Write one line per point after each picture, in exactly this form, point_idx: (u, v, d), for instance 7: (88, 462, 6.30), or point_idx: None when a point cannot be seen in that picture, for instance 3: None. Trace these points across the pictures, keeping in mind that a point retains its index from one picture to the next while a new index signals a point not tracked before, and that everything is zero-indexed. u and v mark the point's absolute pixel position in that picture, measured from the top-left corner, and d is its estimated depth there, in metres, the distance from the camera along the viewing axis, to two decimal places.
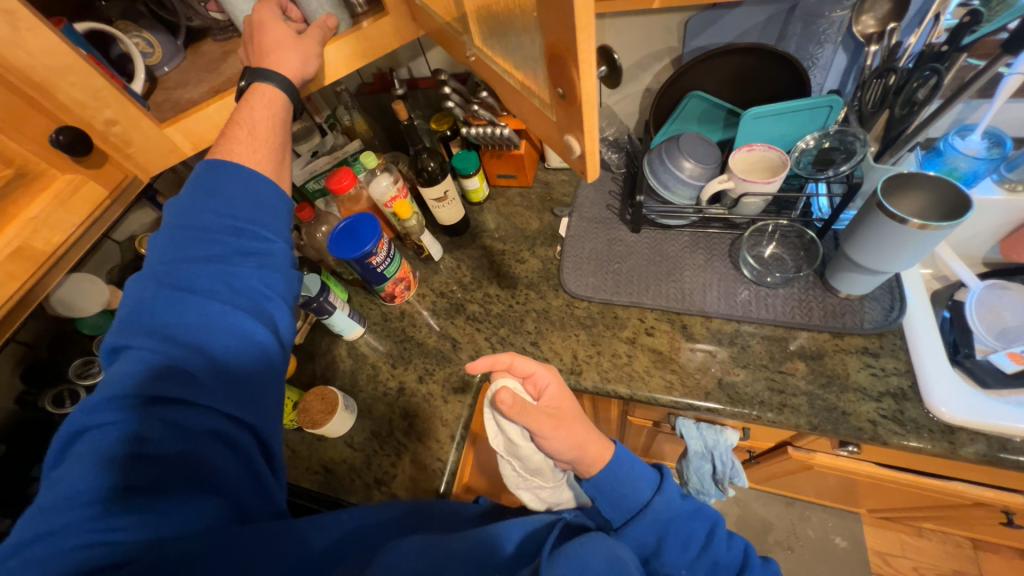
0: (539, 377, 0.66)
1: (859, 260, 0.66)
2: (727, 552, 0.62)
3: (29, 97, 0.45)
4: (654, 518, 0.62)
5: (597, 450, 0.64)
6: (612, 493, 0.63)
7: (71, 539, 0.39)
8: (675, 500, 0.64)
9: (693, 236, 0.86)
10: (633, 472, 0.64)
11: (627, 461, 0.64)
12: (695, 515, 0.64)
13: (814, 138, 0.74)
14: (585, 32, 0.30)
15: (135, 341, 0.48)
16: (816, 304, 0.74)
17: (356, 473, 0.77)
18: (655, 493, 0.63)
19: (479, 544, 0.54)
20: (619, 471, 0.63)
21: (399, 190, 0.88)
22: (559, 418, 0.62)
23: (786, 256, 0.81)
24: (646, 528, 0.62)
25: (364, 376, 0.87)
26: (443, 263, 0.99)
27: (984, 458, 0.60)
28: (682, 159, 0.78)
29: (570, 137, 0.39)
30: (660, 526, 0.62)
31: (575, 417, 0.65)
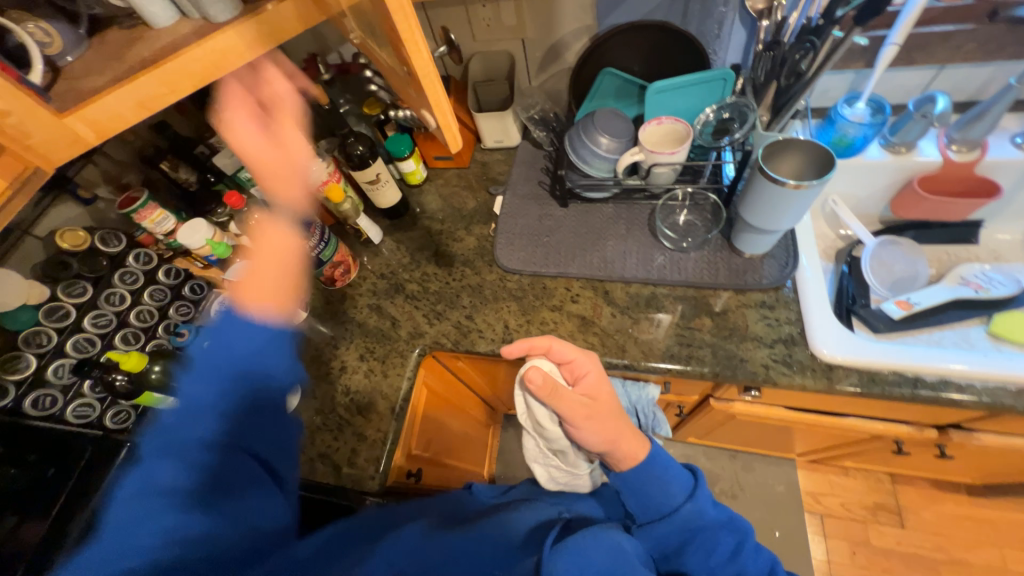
0: (582, 363, 0.67)
1: (754, 224, 0.73)
2: (755, 563, 0.63)
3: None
4: (680, 523, 0.64)
5: (630, 448, 0.65)
6: (643, 494, 0.64)
7: (131, 549, 0.49)
8: (707, 508, 0.65)
9: (616, 207, 0.91)
10: (667, 479, 0.64)
11: (660, 463, 0.65)
12: (728, 529, 0.65)
13: (713, 110, 0.79)
14: (409, 25, 0.39)
15: (170, 415, 0.56)
16: (722, 265, 0.81)
17: (300, 448, 0.80)
18: (687, 500, 0.64)
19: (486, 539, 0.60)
20: (651, 473, 0.64)
21: (332, 174, 0.89)
22: (593, 403, 0.65)
23: (696, 222, 0.86)
24: (670, 531, 0.64)
25: (307, 358, 0.90)
26: (384, 245, 1.02)
27: (857, 391, 0.68)
28: (598, 134, 0.82)
29: (426, 110, 0.50)
30: (684, 531, 0.64)
31: (611, 410, 0.66)
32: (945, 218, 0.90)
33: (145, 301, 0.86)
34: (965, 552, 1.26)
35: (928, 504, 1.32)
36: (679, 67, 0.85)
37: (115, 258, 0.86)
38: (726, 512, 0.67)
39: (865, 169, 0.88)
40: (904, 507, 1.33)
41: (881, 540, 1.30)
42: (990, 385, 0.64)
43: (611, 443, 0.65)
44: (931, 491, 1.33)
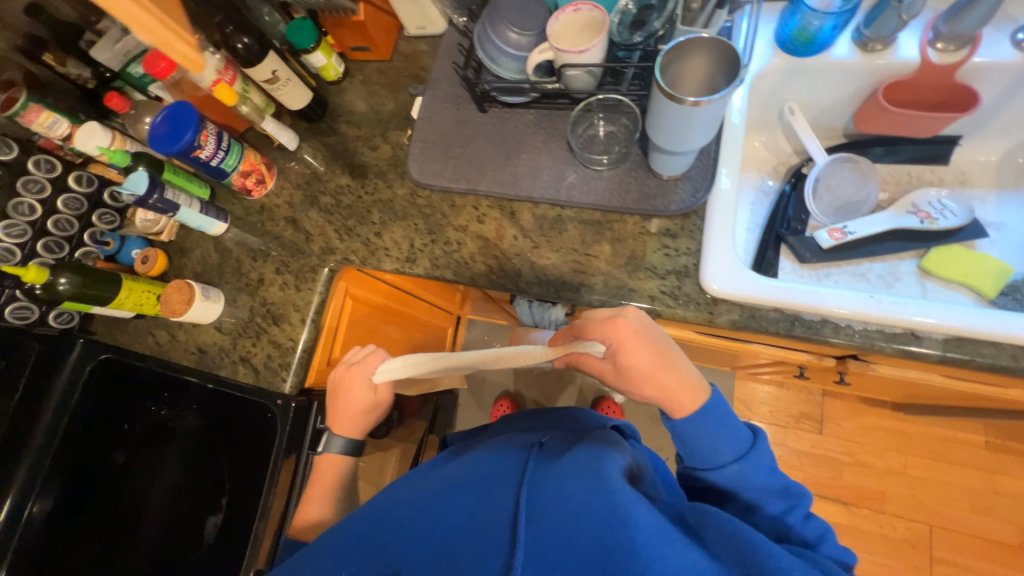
0: (609, 338, 0.62)
1: (661, 144, 0.65)
2: (804, 530, 0.62)
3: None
4: (726, 478, 0.63)
5: (676, 405, 0.63)
6: (691, 444, 0.64)
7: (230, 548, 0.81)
8: (756, 471, 0.63)
9: (537, 114, 0.82)
10: (723, 432, 0.64)
11: (718, 415, 0.63)
12: (782, 492, 0.64)
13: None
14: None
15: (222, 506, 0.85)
16: (633, 187, 0.74)
17: (224, 352, 0.88)
18: (737, 460, 0.63)
19: (482, 466, 0.65)
20: (705, 424, 0.63)
21: (223, 74, 0.80)
22: (626, 365, 0.62)
23: (617, 133, 0.77)
24: (716, 485, 0.64)
25: (229, 269, 0.93)
26: (301, 153, 0.96)
27: (736, 325, 0.67)
28: (506, 29, 0.71)
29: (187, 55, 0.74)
30: (725, 481, 0.63)
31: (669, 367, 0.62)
32: (912, 134, 0.78)
33: (61, 211, 0.88)
34: (874, 457, 1.36)
35: (851, 416, 1.40)
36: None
37: (12, 165, 0.83)
38: (782, 479, 0.65)
39: (829, 72, 0.74)
40: (827, 417, 1.41)
41: (798, 443, 1.41)
42: (870, 328, 0.63)
43: (659, 397, 0.64)
44: (857, 404, 1.39)
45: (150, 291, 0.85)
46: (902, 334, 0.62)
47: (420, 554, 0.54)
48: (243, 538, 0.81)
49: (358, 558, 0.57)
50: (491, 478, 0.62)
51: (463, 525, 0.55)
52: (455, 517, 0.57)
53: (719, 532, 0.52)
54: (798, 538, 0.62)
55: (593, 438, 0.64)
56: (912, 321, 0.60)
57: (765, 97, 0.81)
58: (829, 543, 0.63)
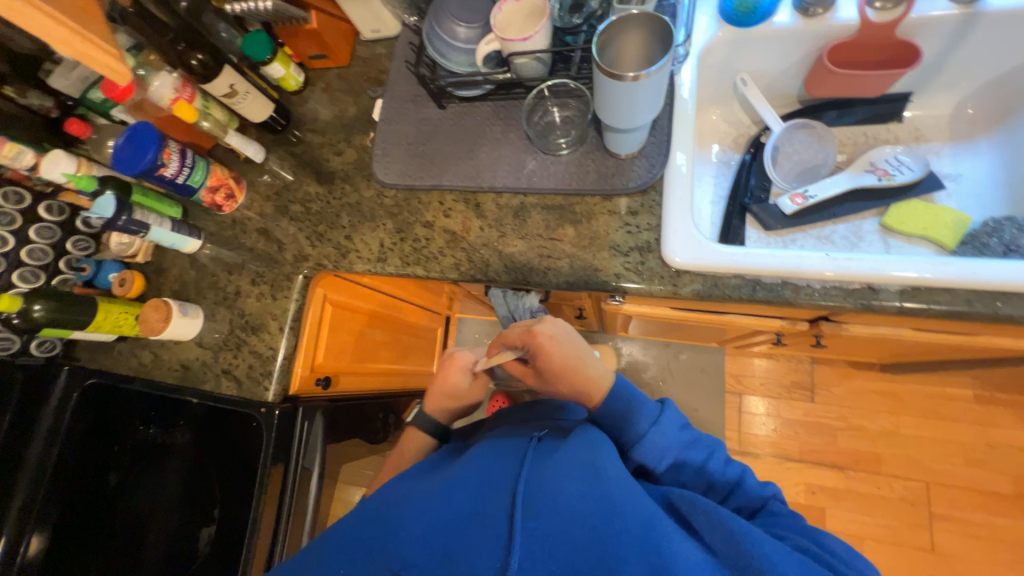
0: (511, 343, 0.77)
1: (612, 122, 0.66)
2: (724, 473, 0.67)
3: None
4: (654, 446, 0.66)
5: (585, 395, 0.72)
6: (608, 426, 0.70)
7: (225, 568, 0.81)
8: (673, 432, 0.68)
9: (495, 106, 0.83)
10: (635, 406, 0.69)
11: (625, 396, 0.70)
12: (699, 445, 0.69)
13: None
14: None
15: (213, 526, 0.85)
16: (592, 168, 0.75)
17: (207, 366, 0.89)
18: (653, 426, 0.67)
19: (480, 467, 0.65)
20: (614, 406, 0.69)
21: (181, 91, 0.82)
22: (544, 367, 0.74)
23: (572, 118, 0.79)
24: (650, 456, 0.66)
25: (206, 284, 0.94)
26: (268, 165, 0.97)
27: (700, 295, 0.68)
28: (453, 24, 0.72)
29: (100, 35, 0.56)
30: (656, 454, 0.66)
31: (564, 366, 0.73)
32: (864, 94, 0.79)
33: (35, 240, 0.88)
34: (867, 420, 1.37)
35: (840, 381, 1.41)
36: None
37: None
38: (695, 432, 0.70)
39: (774, 40, 0.76)
40: (818, 384, 1.42)
41: (791, 413, 1.43)
42: (828, 286, 0.64)
43: (570, 390, 0.73)
44: (846, 369, 1.41)
45: (128, 312, 0.86)
46: (859, 289, 0.63)
47: (422, 553, 0.52)
48: (237, 548, 0.82)
49: (358, 558, 0.56)
50: (489, 477, 0.62)
51: (460, 519, 0.55)
52: (452, 513, 0.57)
53: (703, 517, 0.54)
54: (720, 484, 0.67)
55: (590, 431, 0.67)
56: (865, 275, 0.62)
57: (716, 70, 0.82)
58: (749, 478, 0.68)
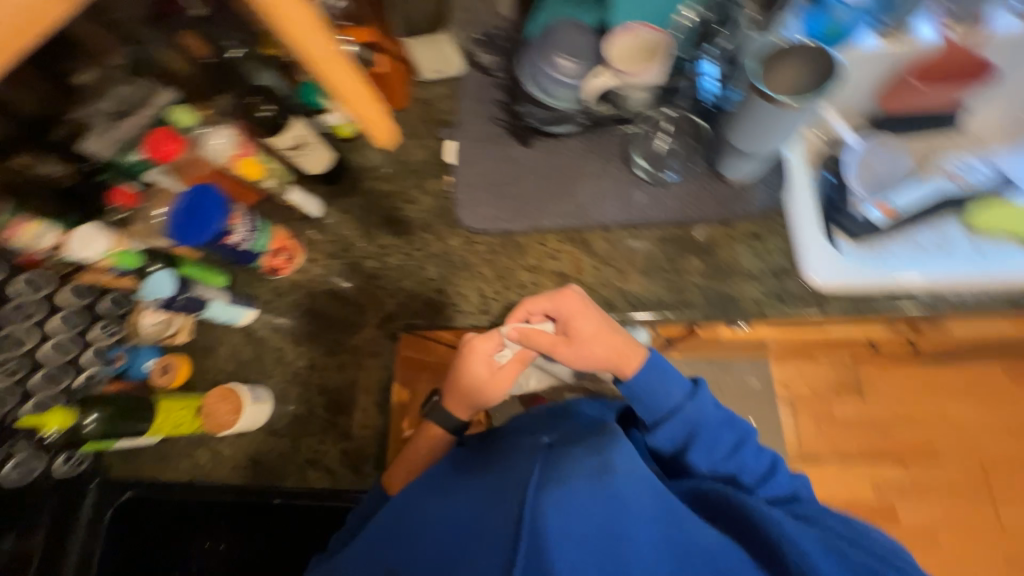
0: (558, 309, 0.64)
1: (740, 146, 0.65)
2: (755, 461, 0.61)
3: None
4: (686, 418, 0.61)
5: (621, 364, 0.63)
6: (642, 401, 0.62)
7: None
8: (710, 409, 0.62)
9: (586, 140, 0.79)
10: (666, 379, 0.62)
11: (661, 367, 0.62)
12: (727, 425, 0.62)
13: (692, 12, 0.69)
14: None
15: None
16: (706, 196, 0.74)
17: (286, 457, 0.77)
18: (688, 398, 0.61)
19: (489, 461, 0.55)
20: (654, 378, 0.61)
21: (242, 147, 0.73)
22: (575, 336, 0.65)
23: (678, 149, 0.76)
24: (677, 428, 0.61)
25: (269, 360, 0.82)
26: (327, 219, 0.88)
27: (845, 314, 0.70)
28: (557, 56, 0.69)
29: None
30: (692, 428, 0.61)
31: (607, 331, 0.64)
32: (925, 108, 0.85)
33: None
34: None
35: None
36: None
37: None
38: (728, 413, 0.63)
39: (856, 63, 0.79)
40: None
41: None
42: None
43: (605, 359, 0.64)
44: None
45: (189, 405, 0.73)
46: None
47: None
48: None
49: None
50: (499, 474, 0.51)
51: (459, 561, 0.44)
52: (457, 522, 0.49)
53: (730, 511, 0.52)
54: (749, 476, 0.61)
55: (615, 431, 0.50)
56: None
57: None
58: (779, 473, 0.61)
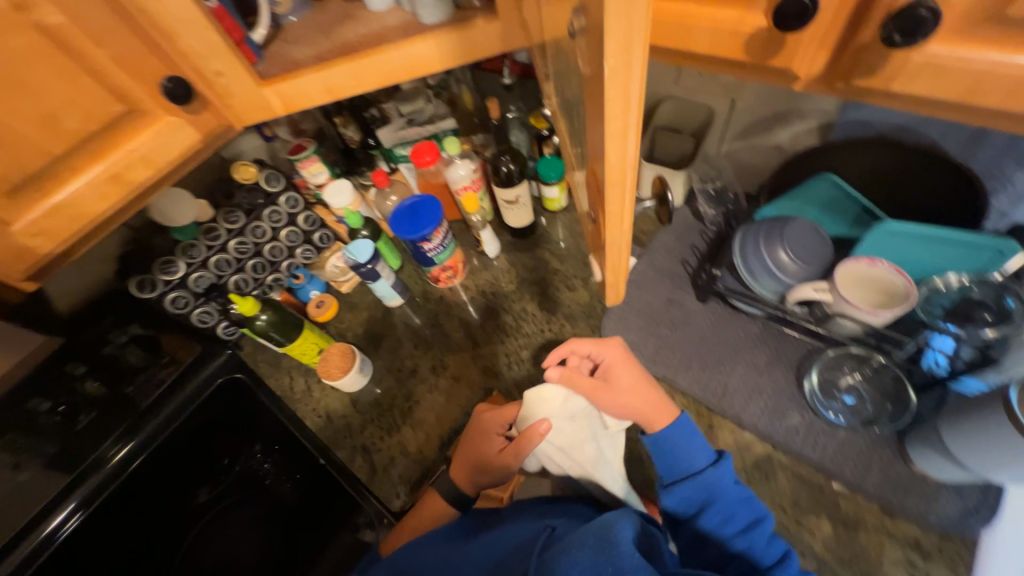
0: (602, 352, 0.66)
1: (950, 444, 0.54)
2: (768, 550, 0.54)
3: (71, 50, 0.43)
4: (704, 483, 0.56)
5: (649, 419, 0.61)
6: (664, 458, 0.58)
7: None
8: (730, 481, 0.57)
9: (764, 328, 0.75)
10: (691, 443, 0.58)
11: (687, 428, 0.59)
12: (746, 503, 0.56)
13: (959, 280, 0.61)
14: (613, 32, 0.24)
15: None
16: (876, 466, 0.63)
17: (348, 431, 0.84)
18: (711, 465, 0.57)
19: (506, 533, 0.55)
20: (681, 437, 0.58)
21: (473, 183, 0.87)
22: (614, 382, 0.64)
23: (865, 397, 0.67)
24: (690, 492, 0.56)
25: (387, 344, 0.92)
26: (497, 262, 0.98)
27: None
28: (779, 248, 0.67)
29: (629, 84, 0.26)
30: (707, 492, 0.56)
31: (643, 384, 0.64)
32: None
33: None
34: None
35: None
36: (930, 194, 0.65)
37: (270, 197, 0.87)
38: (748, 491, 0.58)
39: None
40: None
41: None
42: None
43: (638, 412, 0.62)
44: None
45: (316, 343, 0.85)
46: None
47: None
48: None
49: None
50: (510, 553, 0.51)
51: None
52: None
53: None
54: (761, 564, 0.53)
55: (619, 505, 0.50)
56: None
57: None
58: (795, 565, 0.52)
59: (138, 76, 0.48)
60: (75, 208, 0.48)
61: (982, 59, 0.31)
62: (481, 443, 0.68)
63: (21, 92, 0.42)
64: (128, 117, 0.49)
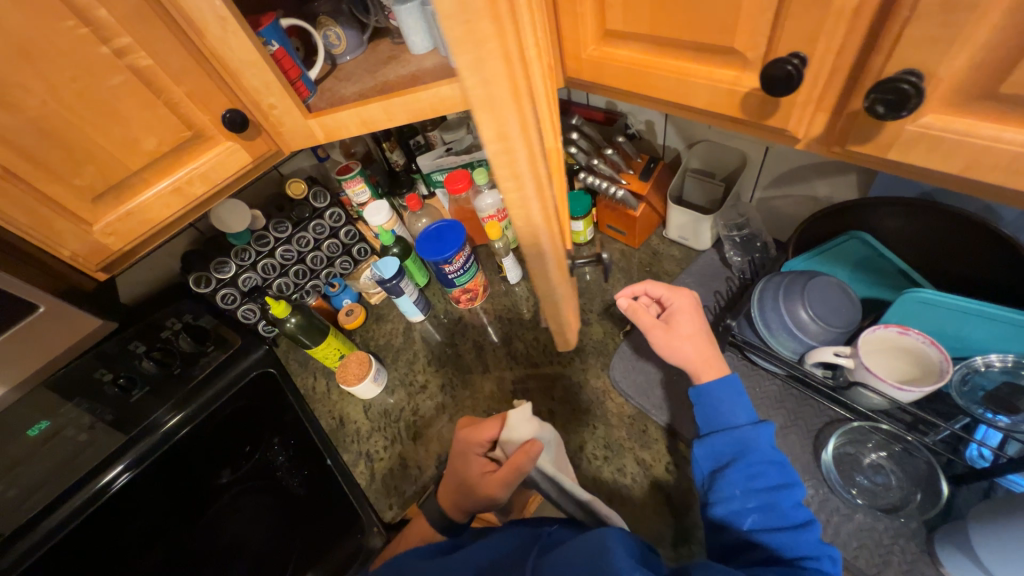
0: (673, 297, 0.68)
1: (985, 557, 0.47)
2: (792, 516, 0.52)
3: (157, 88, 0.52)
4: (739, 438, 0.56)
5: (699, 370, 0.62)
6: (704, 408, 0.60)
7: None
8: (769, 443, 0.56)
9: (784, 388, 0.70)
10: (736, 401, 0.59)
11: (733, 385, 0.59)
12: (778, 467, 0.55)
13: (1004, 360, 0.53)
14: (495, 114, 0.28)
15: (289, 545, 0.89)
16: (897, 562, 0.55)
17: (357, 436, 0.88)
18: (750, 423, 0.57)
19: (484, 545, 0.58)
20: (725, 394, 0.59)
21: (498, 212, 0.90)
22: (674, 327, 0.66)
23: (890, 477, 0.61)
24: (724, 445, 0.57)
25: (403, 358, 0.96)
26: (517, 288, 1.01)
27: None
28: (800, 306, 0.63)
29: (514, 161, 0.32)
30: (738, 447, 0.56)
31: (705, 338, 0.65)
32: None
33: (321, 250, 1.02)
34: None
35: None
36: (968, 266, 0.59)
37: (315, 212, 0.97)
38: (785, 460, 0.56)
39: None
40: None
41: None
42: None
43: (690, 359, 0.64)
44: None
45: (338, 350, 0.92)
46: None
47: None
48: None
49: None
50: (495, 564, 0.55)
51: None
52: None
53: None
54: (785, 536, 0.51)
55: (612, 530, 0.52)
56: None
57: None
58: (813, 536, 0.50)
59: (206, 108, 0.56)
60: (145, 214, 0.58)
61: (980, 138, 0.30)
62: (463, 464, 0.68)
63: (117, 121, 0.51)
64: (194, 141, 0.58)
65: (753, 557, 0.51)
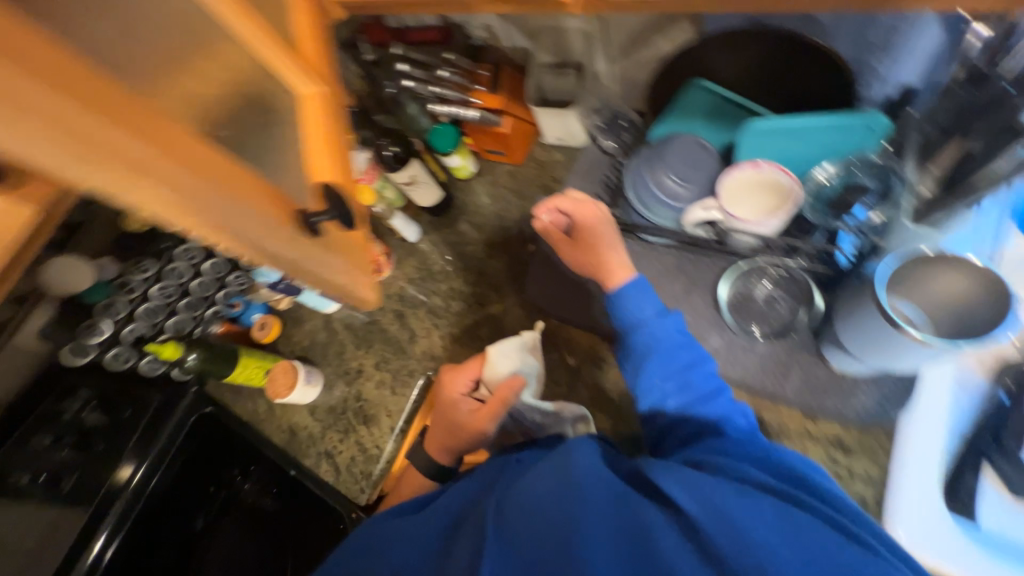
0: (574, 210, 0.64)
1: (847, 343, 0.55)
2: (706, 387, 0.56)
3: None
4: (651, 330, 0.58)
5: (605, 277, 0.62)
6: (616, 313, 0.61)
7: None
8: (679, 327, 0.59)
9: (680, 256, 0.70)
10: (644, 296, 0.60)
11: (639, 283, 0.60)
12: (688, 347, 0.57)
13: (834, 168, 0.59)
14: None
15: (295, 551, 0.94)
16: (795, 372, 0.62)
17: (312, 440, 0.88)
18: (661, 314, 0.59)
19: (453, 499, 0.53)
20: (634, 293, 0.60)
21: (365, 175, 0.80)
22: (580, 240, 0.64)
23: (780, 302, 0.64)
24: (640, 342, 0.59)
25: (333, 351, 0.93)
26: (420, 244, 0.96)
27: None
28: (663, 173, 0.64)
29: None
30: (653, 340, 0.58)
31: (611, 242, 0.63)
32: None
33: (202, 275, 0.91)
34: None
35: None
36: (800, 81, 0.62)
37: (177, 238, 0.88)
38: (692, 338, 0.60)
39: None
40: None
41: None
42: None
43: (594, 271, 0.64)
44: None
45: (260, 367, 0.89)
46: None
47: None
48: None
49: None
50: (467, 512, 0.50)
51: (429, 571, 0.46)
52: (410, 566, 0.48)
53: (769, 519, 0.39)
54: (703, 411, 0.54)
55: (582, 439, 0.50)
56: None
57: None
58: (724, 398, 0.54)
59: None
60: None
61: None
62: (453, 410, 0.67)
63: None
64: None
65: (679, 434, 0.54)
